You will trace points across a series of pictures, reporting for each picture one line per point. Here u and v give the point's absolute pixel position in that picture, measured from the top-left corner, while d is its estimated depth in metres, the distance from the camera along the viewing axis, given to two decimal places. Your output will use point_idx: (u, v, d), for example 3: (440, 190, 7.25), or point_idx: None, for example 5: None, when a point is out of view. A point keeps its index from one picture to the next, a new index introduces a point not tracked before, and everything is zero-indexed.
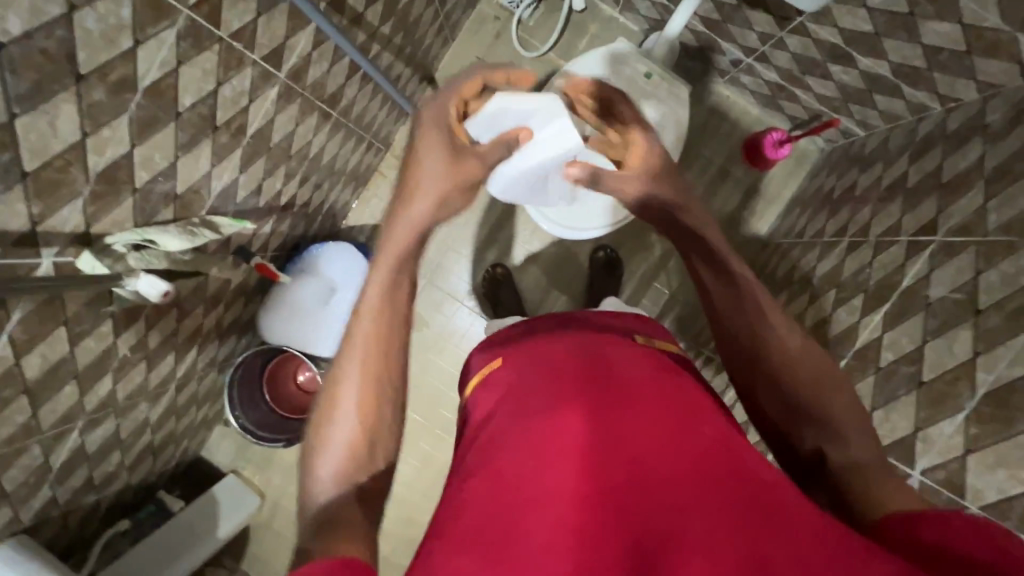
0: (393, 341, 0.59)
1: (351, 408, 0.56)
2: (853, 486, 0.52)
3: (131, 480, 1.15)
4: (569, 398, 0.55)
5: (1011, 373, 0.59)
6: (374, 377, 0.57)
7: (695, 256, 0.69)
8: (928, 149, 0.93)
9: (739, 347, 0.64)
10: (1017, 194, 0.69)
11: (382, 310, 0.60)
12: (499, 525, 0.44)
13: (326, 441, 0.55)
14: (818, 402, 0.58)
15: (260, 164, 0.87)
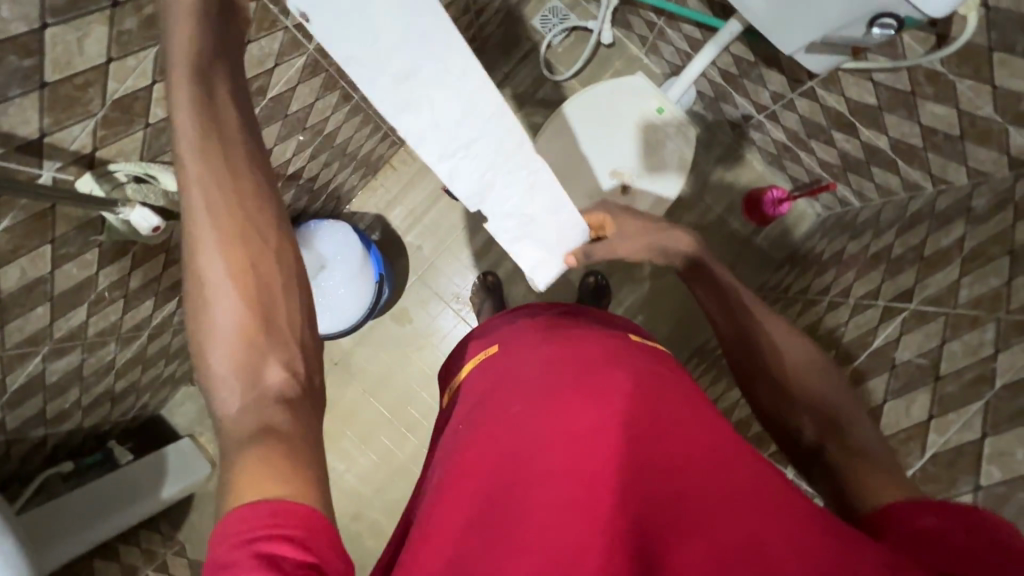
0: (242, 192, 0.51)
1: (222, 285, 0.50)
2: (849, 468, 0.57)
3: (83, 422, 1.13)
4: (571, 387, 0.57)
5: (960, 438, 0.62)
6: (232, 241, 0.50)
7: (698, 283, 0.79)
8: (915, 224, 0.97)
9: (736, 348, 0.71)
10: (989, 273, 0.71)
11: (207, 151, 0.50)
12: (505, 520, 0.48)
13: (210, 330, 0.50)
14: (812, 393, 0.64)
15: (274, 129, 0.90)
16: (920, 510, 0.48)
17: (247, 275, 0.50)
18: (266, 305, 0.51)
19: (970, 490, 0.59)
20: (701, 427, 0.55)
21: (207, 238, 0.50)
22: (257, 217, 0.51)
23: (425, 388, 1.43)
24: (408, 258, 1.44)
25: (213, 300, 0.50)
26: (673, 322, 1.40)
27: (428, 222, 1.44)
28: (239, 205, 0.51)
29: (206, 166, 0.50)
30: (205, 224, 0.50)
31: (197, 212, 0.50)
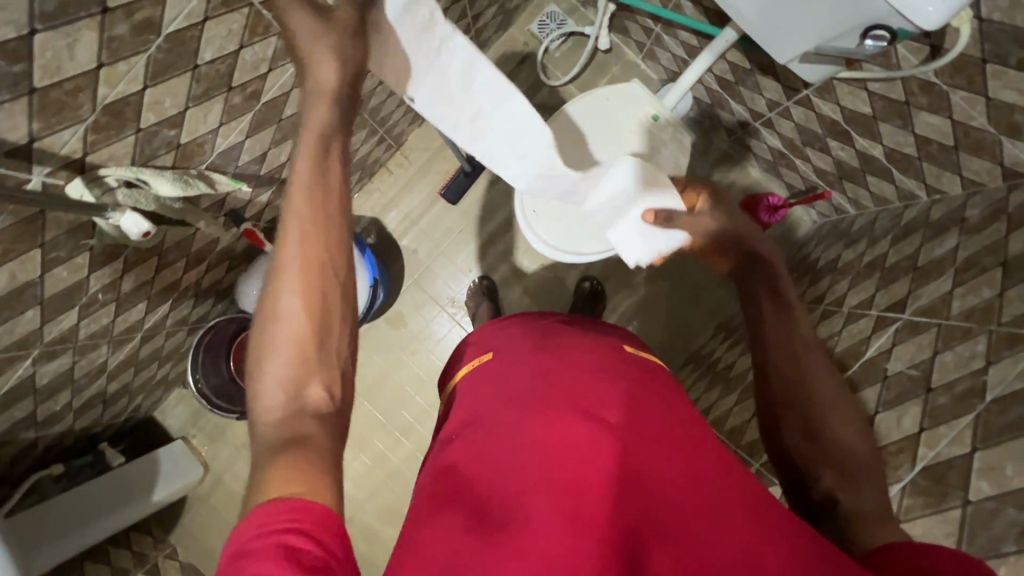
0: (331, 234, 0.58)
1: (294, 306, 0.55)
2: (861, 528, 0.56)
3: (75, 425, 1.12)
4: (571, 395, 0.58)
5: (950, 452, 0.62)
6: (314, 272, 0.56)
7: (763, 293, 0.77)
8: (909, 234, 0.97)
9: (778, 383, 0.67)
10: (981, 284, 0.71)
11: (314, 194, 0.57)
12: (501, 515, 0.48)
13: (274, 343, 0.54)
14: (842, 446, 0.62)
15: (268, 133, 0.89)
16: (921, 553, 0.46)
17: (312, 301, 0.55)
18: (324, 331, 0.55)
19: (959, 504, 0.59)
20: (698, 444, 0.55)
21: (292, 266, 0.56)
22: (336, 256, 0.58)
23: (419, 392, 1.42)
24: (403, 262, 1.44)
25: (279, 317, 0.55)
26: (668, 328, 1.40)
27: (424, 225, 1.44)
28: (327, 242, 0.57)
29: (308, 206, 0.57)
30: (293, 250, 0.56)
31: (290, 241, 0.56)
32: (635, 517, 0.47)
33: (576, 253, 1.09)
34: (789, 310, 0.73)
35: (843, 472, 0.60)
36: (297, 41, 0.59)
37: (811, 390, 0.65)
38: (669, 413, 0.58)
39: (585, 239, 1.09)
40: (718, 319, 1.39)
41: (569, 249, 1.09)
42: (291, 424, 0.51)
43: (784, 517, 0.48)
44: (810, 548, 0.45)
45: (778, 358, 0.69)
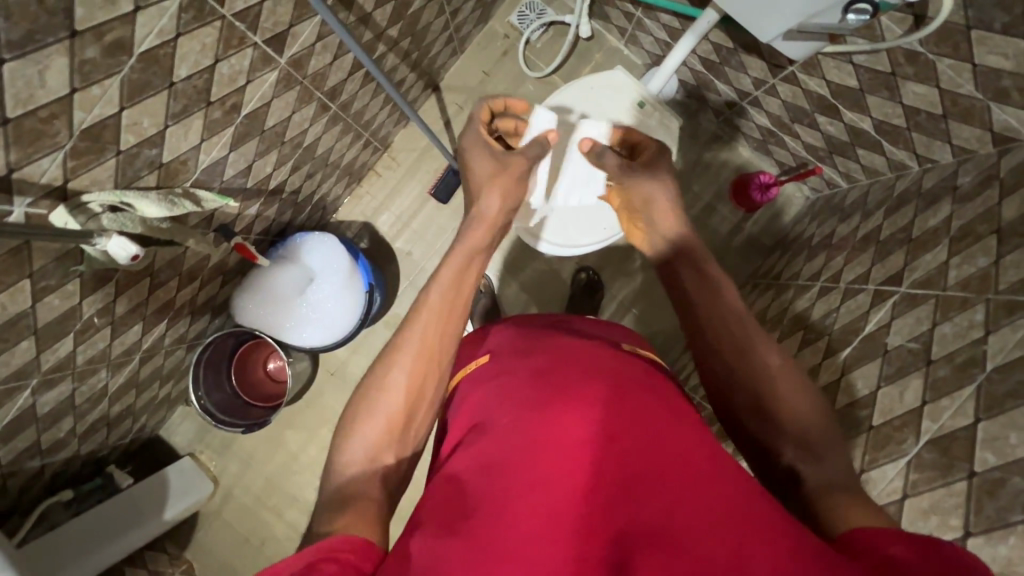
0: (450, 326, 0.68)
1: (398, 382, 0.63)
2: (822, 502, 0.53)
3: (81, 450, 1.12)
4: (559, 397, 0.57)
5: (954, 424, 0.62)
6: (423, 356, 0.65)
7: (685, 270, 0.78)
8: (903, 205, 0.96)
9: (720, 363, 0.66)
10: (976, 253, 0.71)
11: (449, 294, 0.70)
12: (486, 522, 0.48)
13: (369, 409, 0.61)
14: (796, 417, 0.60)
15: (252, 145, 0.88)
16: (889, 538, 0.43)
17: (421, 380, 0.64)
18: (419, 403, 0.63)
19: (965, 477, 0.58)
20: (692, 444, 0.54)
21: (409, 346, 0.65)
22: (449, 349, 0.67)
23: None
24: (398, 264, 1.43)
25: (386, 388, 0.62)
26: (666, 313, 1.39)
27: (416, 226, 1.44)
28: (445, 337, 0.67)
29: (440, 302, 0.68)
30: (417, 333, 0.66)
31: (416, 325, 0.66)
32: (621, 517, 0.46)
33: (569, 244, 1.09)
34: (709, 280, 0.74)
35: (805, 445, 0.58)
36: (481, 180, 0.84)
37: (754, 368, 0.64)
38: (658, 411, 0.57)
39: (580, 229, 1.09)
40: None
41: (566, 241, 1.09)
42: (364, 481, 0.57)
43: (779, 514, 0.46)
44: (800, 543, 0.42)
45: (715, 338, 0.68)
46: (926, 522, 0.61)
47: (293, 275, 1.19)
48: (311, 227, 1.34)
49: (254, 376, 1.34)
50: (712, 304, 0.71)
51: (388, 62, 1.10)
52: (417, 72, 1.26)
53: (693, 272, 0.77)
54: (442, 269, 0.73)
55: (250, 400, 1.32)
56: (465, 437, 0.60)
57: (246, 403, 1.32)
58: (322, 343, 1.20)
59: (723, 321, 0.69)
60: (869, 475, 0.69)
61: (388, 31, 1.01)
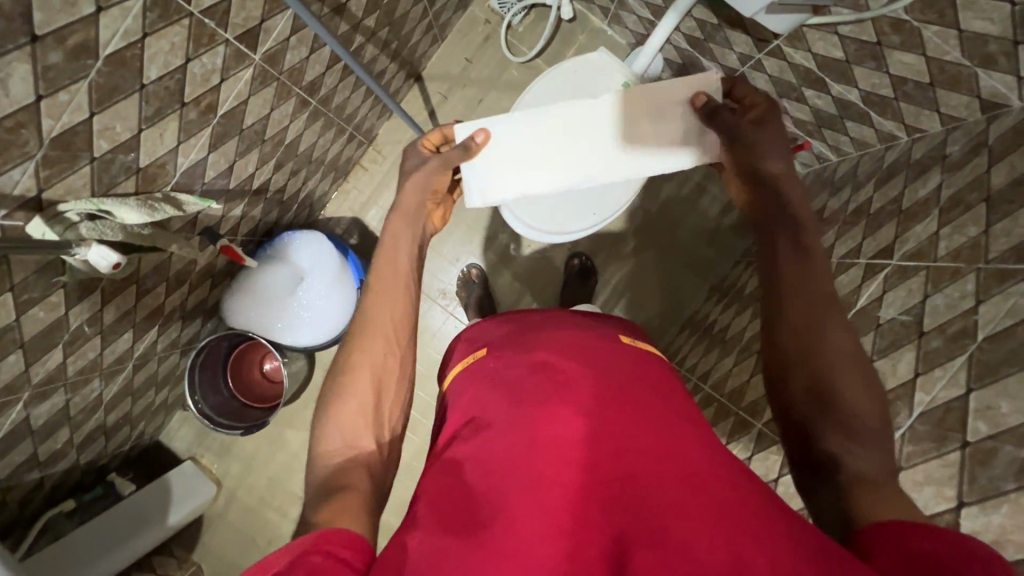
0: (400, 316, 0.71)
1: (362, 372, 0.65)
2: (858, 493, 0.53)
3: (80, 459, 1.12)
4: (557, 393, 0.57)
5: (946, 395, 0.61)
6: (377, 347, 0.67)
7: (780, 233, 0.73)
8: (893, 176, 0.96)
9: (792, 341, 0.65)
10: (966, 223, 0.71)
11: (387, 290, 0.73)
12: (483, 518, 0.48)
13: (337, 406, 0.63)
14: (857, 404, 0.58)
15: (232, 145, 0.87)
16: (912, 533, 0.45)
17: (380, 359, 0.66)
18: (380, 389, 0.65)
19: (958, 446, 0.58)
20: (692, 441, 0.54)
21: (360, 342, 0.68)
22: (405, 331, 0.70)
23: (421, 386, 1.42)
24: None
25: (348, 373, 0.65)
26: (661, 295, 1.39)
27: None
28: (397, 328, 0.70)
29: (383, 301, 0.72)
30: (366, 333, 0.68)
31: (363, 325, 0.69)
32: (621, 514, 0.46)
33: (545, 230, 1.08)
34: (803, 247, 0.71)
35: (855, 433, 0.57)
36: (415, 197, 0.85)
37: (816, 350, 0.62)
38: (657, 407, 0.57)
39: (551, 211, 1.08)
40: (709, 283, 1.38)
41: (541, 226, 1.08)
42: (361, 485, 0.57)
43: (779, 515, 0.46)
44: (801, 543, 0.42)
45: (794, 315, 0.66)
46: (921, 493, 0.61)
47: (285, 275, 1.16)
48: (299, 225, 1.33)
49: (251, 376, 1.32)
50: (801, 274, 0.68)
51: (367, 54, 1.08)
52: (397, 62, 1.23)
53: (772, 237, 0.74)
54: (378, 274, 0.76)
55: (247, 402, 1.31)
56: (463, 432, 0.60)
57: (243, 405, 1.31)
58: (315, 342, 1.19)
59: (806, 298, 0.66)
60: None
61: (365, 21, 0.99)
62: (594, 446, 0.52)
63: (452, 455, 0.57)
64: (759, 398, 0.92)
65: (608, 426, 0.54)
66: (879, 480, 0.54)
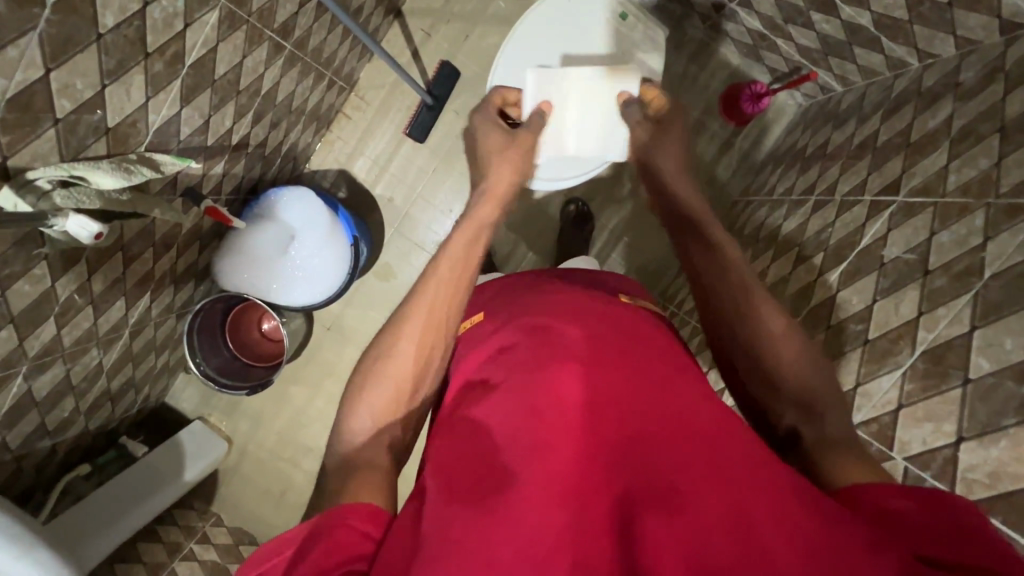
0: (459, 296, 0.66)
1: (410, 351, 0.61)
2: (825, 459, 0.55)
3: (90, 426, 1.13)
4: (556, 353, 0.56)
5: (949, 332, 0.61)
6: (433, 329, 0.63)
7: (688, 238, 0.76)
8: (901, 106, 0.92)
9: (722, 323, 0.66)
10: (979, 155, 0.69)
11: (457, 262, 0.68)
12: (491, 484, 0.48)
13: (376, 381, 0.60)
14: (798, 379, 0.60)
15: (205, 98, 0.81)
16: (883, 492, 0.47)
17: (428, 342, 0.62)
18: (423, 373, 0.62)
19: (960, 383, 0.59)
20: (695, 401, 0.54)
21: (416, 318, 0.63)
22: (456, 311, 0.66)
23: None
24: (381, 212, 1.39)
25: (394, 355, 0.61)
26: (658, 239, 1.38)
27: (394, 170, 1.37)
28: (454, 308, 0.65)
29: (450, 273, 0.66)
30: (425, 302, 0.64)
31: (423, 300, 0.64)
32: (629, 477, 0.47)
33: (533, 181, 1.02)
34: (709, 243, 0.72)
35: (809, 407, 0.59)
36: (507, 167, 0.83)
37: (750, 328, 0.63)
38: (660, 367, 0.57)
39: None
40: None
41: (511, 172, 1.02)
42: (381, 444, 0.58)
43: (780, 473, 0.47)
44: (803, 501, 0.44)
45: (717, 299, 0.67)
46: (920, 429, 0.62)
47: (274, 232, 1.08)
48: (285, 180, 1.28)
49: (250, 337, 1.33)
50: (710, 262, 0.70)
51: None
52: None
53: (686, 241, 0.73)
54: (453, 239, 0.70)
55: (249, 361, 1.32)
56: (461, 399, 0.60)
57: (245, 365, 1.32)
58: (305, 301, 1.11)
59: (720, 279, 0.68)
60: (865, 389, 0.69)
61: None
62: (601, 409, 0.52)
63: (452, 423, 0.57)
64: None
65: (614, 388, 0.53)
66: (843, 444, 0.55)
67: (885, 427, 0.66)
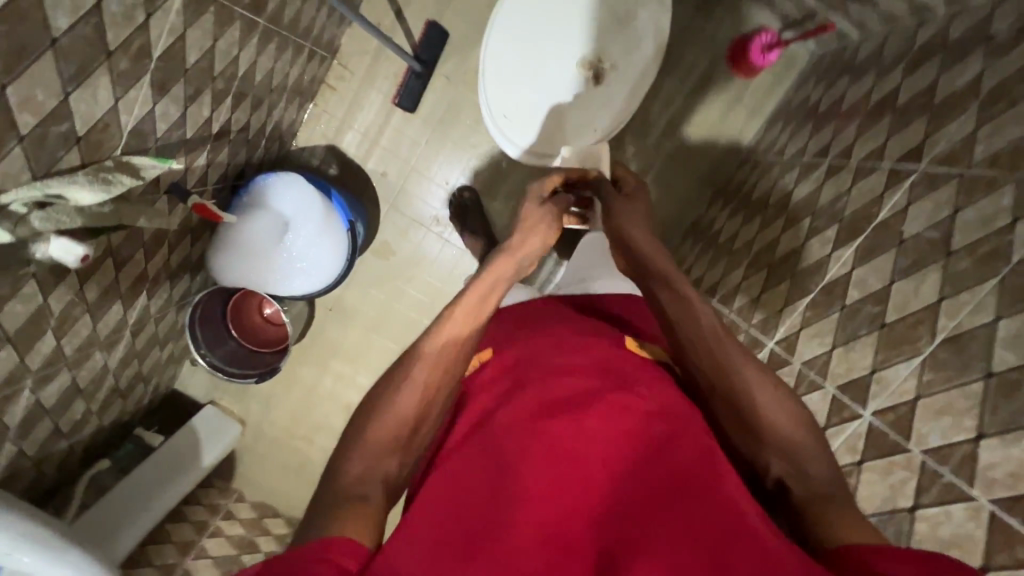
0: (467, 342, 0.68)
1: (419, 383, 0.63)
2: (814, 511, 0.55)
3: (104, 422, 1.14)
4: (565, 405, 0.60)
5: (972, 321, 0.60)
6: (441, 370, 0.64)
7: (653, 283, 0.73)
8: (926, 60, 0.86)
9: (701, 374, 0.67)
10: (1010, 123, 0.65)
11: (470, 314, 0.70)
12: (480, 535, 0.50)
13: (380, 410, 0.61)
14: (780, 433, 0.61)
15: (180, 90, 0.76)
16: (876, 553, 0.47)
17: (433, 382, 0.64)
18: (428, 407, 0.63)
19: (981, 377, 0.58)
20: (688, 456, 0.56)
21: (426, 360, 0.64)
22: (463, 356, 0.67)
23: (426, 316, 1.42)
24: (376, 189, 1.33)
25: (401, 388, 0.62)
26: None
27: (386, 143, 1.30)
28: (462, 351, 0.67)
29: (462, 321, 0.69)
30: (436, 343, 0.66)
31: (438, 340, 0.66)
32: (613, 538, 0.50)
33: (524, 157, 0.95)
34: (683, 296, 0.69)
35: (792, 457, 0.60)
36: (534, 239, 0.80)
37: (735, 383, 0.64)
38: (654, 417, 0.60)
39: (517, 129, 0.94)
40: (715, 185, 1.31)
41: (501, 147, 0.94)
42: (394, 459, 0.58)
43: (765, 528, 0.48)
44: (788, 558, 0.45)
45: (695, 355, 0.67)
46: (938, 422, 0.62)
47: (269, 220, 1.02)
48: (272, 161, 1.22)
49: (253, 322, 1.31)
50: (681, 312, 0.69)
51: None
52: None
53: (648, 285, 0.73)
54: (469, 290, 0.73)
55: (254, 348, 1.30)
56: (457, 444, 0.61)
57: (251, 351, 1.31)
58: (304, 291, 1.08)
59: (697, 330, 0.67)
60: (881, 374, 0.69)
61: None
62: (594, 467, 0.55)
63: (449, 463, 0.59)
64: (767, 315, 0.92)
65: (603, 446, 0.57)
66: (835, 497, 0.56)
67: (903, 416, 0.66)
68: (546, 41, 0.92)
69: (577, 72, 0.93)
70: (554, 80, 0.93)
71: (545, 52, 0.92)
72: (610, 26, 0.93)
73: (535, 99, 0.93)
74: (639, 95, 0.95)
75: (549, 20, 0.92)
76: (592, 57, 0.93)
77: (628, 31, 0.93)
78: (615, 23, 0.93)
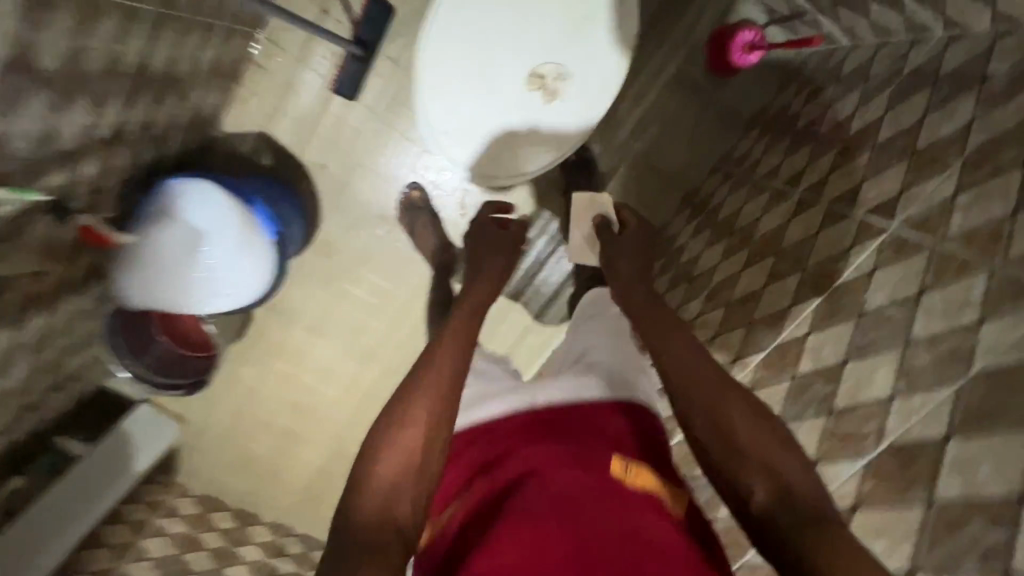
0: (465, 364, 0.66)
1: (423, 413, 0.60)
2: (806, 541, 0.52)
3: (15, 437, 1.06)
4: (557, 470, 0.60)
5: (922, 431, 0.55)
6: (440, 402, 0.61)
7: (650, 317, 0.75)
8: (916, 91, 0.77)
9: (688, 394, 0.65)
10: (993, 195, 0.58)
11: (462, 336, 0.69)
12: None
13: (387, 440, 0.59)
14: (765, 455, 0.59)
15: (41, 102, 0.63)
16: None
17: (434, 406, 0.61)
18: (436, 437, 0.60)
19: (922, 502, 0.54)
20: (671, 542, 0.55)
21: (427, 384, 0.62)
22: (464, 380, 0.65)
23: (371, 316, 1.36)
24: (315, 182, 1.21)
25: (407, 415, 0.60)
26: None
27: (325, 132, 1.17)
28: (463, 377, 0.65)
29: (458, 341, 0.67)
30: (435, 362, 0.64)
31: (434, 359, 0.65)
32: None
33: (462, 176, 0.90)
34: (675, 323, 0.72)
35: (778, 482, 0.57)
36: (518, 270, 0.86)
37: (718, 400, 0.63)
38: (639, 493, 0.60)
39: (455, 146, 0.87)
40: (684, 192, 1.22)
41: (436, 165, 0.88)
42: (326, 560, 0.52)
43: None
44: None
45: (680, 373, 0.66)
46: (873, 541, 0.58)
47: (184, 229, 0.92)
48: (191, 151, 1.09)
49: (183, 326, 1.18)
50: (669, 337, 0.70)
51: None
52: None
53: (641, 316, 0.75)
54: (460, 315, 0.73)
55: (185, 351, 1.20)
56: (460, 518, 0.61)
57: (182, 355, 1.20)
58: (220, 305, 0.97)
59: (683, 355, 0.68)
60: (823, 470, 0.65)
61: None
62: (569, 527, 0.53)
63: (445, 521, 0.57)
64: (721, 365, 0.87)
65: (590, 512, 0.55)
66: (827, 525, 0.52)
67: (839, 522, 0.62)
68: (496, 54, 0.84)
69: (523, 88, 0.86)
70: (501, 100, 0.86)
71: (494, 67, 0.85)
72: (563, 37, 0.84)
73: (476, 114, 0.86)
74: (597, 109, 0.87)
75: (495, 25, 0.83)
76: (542, 71, 0.85)
77: (583, 45, 0.85)
78: (569, 34, 0.84)
